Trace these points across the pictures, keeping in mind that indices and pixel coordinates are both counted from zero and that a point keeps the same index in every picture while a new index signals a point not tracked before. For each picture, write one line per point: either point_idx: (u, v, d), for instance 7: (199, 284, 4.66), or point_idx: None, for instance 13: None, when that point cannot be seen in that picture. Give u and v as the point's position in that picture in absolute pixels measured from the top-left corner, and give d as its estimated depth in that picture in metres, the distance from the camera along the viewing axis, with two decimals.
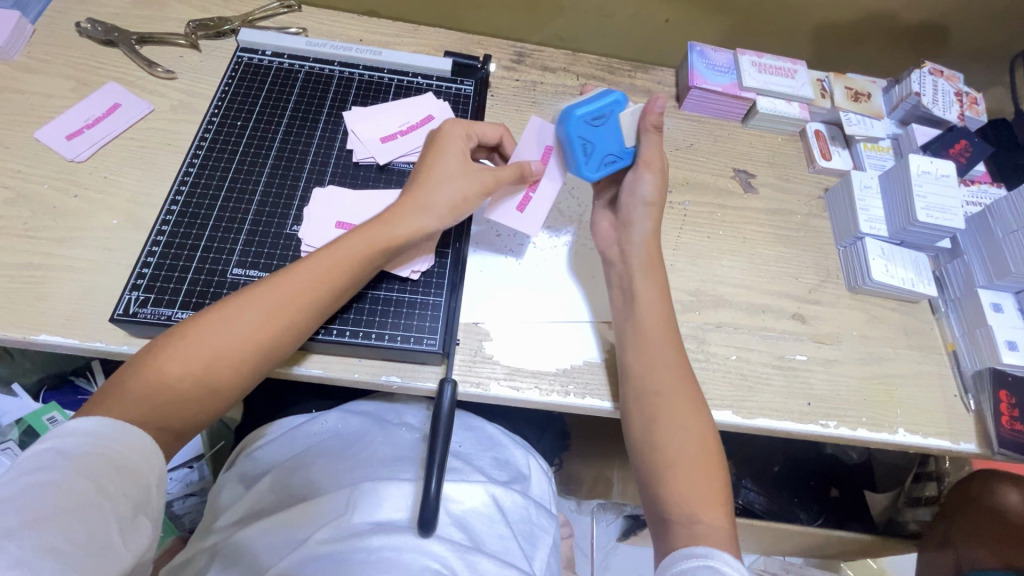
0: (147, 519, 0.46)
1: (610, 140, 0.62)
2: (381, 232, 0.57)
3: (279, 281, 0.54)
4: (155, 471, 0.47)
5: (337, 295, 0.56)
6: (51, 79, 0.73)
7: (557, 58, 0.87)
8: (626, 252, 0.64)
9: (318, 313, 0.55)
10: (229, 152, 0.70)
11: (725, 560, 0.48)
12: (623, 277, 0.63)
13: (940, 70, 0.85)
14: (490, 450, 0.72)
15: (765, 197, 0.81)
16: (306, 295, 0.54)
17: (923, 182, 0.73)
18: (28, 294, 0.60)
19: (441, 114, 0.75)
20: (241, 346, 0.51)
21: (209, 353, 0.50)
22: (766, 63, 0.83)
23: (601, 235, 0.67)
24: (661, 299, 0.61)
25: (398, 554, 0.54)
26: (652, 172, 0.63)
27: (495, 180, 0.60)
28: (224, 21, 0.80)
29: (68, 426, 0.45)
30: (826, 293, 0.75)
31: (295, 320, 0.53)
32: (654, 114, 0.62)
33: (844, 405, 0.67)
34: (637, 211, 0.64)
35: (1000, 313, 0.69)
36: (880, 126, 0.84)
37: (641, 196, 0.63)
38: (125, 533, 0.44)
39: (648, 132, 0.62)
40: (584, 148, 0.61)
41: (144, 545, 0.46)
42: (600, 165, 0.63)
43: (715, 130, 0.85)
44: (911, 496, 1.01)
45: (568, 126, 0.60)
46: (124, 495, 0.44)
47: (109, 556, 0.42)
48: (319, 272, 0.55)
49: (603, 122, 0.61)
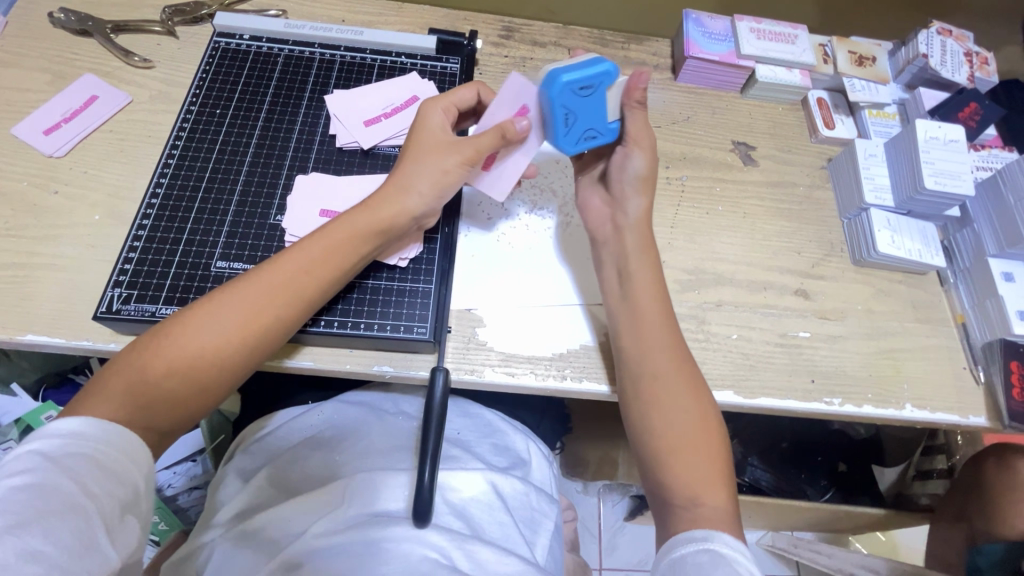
0: (135, 518, 0.46)
1: (596, 113, 0.58)
2: (369, 221, 0.56)
3: (265, 276, 0.52)
4: (144, 472, 0.47)
5: (324, 288, 0.54)
6: (27, 73, 0.71)
7: (547, 32, 0.84)
8: (621, 230, 0.61)
9: (305, 307, 0.53)
10: (209, 143, 0.68)
11: (723, 541, 0.47)
12: (617, 257, 0.61)
13: (949, 29, 0.81)
14: (489, 437, 0.71)
15: (765, 169, 0.78)
16: (291, 289, 0.52)
17: (930, 148, 0.70)
18: (12, 294, 0.59)
19: (425, 94, 0.72)
20: (227, 341, 0.50)
21: (192, 351, 0.49)
22: (765, 29, 0.80)
23: (592, 213, 0.65)
24: (654, 278, 0.59)
25: (395, 545, 0.53)
26: (642, 148, 0.61)
27: (476, 150, 0.57)
28: (200, 5, 0.77)
29: (52, 426, 0.45)
30: (831, 267, 0.72)
31: (281, 315, 0.52)
32: (638, 89, 0.58)
33: (850, 381, 0.66)
34: (628, 188, 0.62)
35: (1012, 283, 0.67)
36: (885, 91, 0.81)
37: (632, 172, 0.61)
38: (113, 534, 0.43)
39: (634, 108, 0.59)
40: (566, 120, 0.57)
41: (132, 545, 0.45)
42: (580, 139, 0.59)
43: (713, 101, 0.82)
44: (920, 470, 0.99)
45: (553, 96, 0.54)
46: (109, 496, 0.43)
47: (95, 558, 0.41)
48: (306, 265, 0.53)
49: (589, 92, 0.56)
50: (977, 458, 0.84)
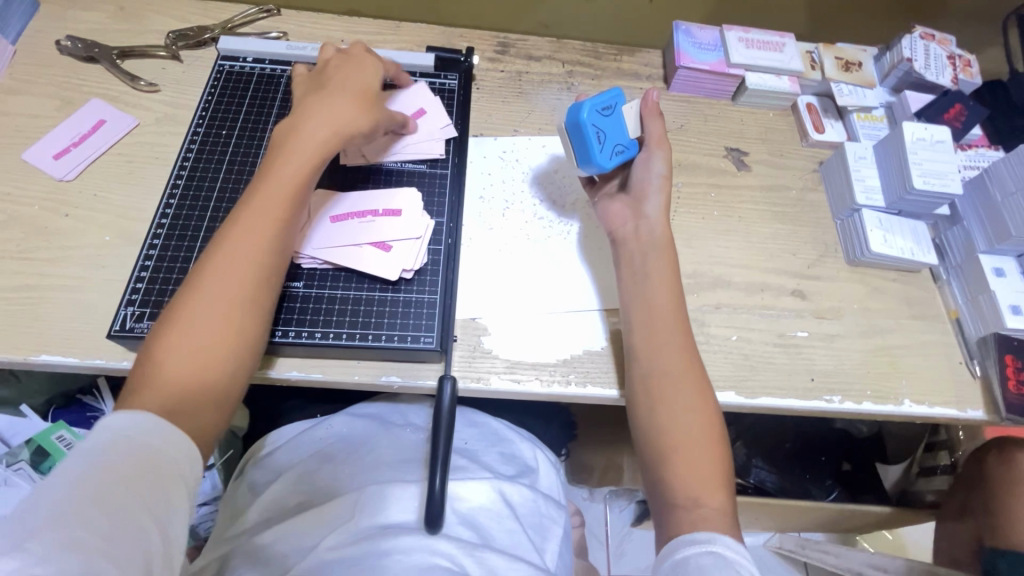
0: (182, 501, 0.45)
1: (619, 130, 0.63)
2: (305, 160, 0.58)
3: (223, 239, 0.54)
4: (186, 458, 0.46)
5: (286, 229, 0.55)
6: (35, 99, 0.73)
7: (542, 47, 0.86)
8: (640, 230, 0.63)
9: (278, 251, 0.55)
10: (216, 162, 0.69)
11: (727, 544, 0.48)
12: (632, 257, 0.63)
13: (931, 34, 0.83)
14: (495, 445, 0.72)
15: (759, 174, 0.80)
16: (262, 238, 0.54)
17: (918, 149, 0.72)
18: (26, 315, 0.60)
19: (429, 104, 0.75)
20: (226, 306, 0.51)
21: (211, 317, 0.51)
22: (753, 38, 0.82)
23: (613, 217, 0.66)
24: (671, 274, 0.61)
25: (407, 555, 0.54)
26: (661, 151, 0.64)
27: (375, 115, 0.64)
28: (204, 29, 0.80)
29: (105, 425, 0.44)
30: (825, 267, 0.74)
31: (259, 265, 0.53)
32: (652, 101, 0.64)
33: (848, 378, 0.67)
34: (652, 186, 0.64)
35: (1003, 278, 0.68)
36: (872, 95, 0.83)
37: (655, 173, 0.64)
38: (156, 518, 0.42)
39: (652, 117, 0.64)
40: (598, 137, 0.62)
41: (179, 532, 0.44)
42: (612, 155, 0.63)
43: (705, 109, 0.84)
44: (923, 467, 1.02)
45: (584, 116, 0.60)
46: (145, 483, 0.42)
47: (139, 543, 0.40)
48: (272, 206, 0.55)
49: (609, 112, 0.62)
50: (978, 453, 0.85)
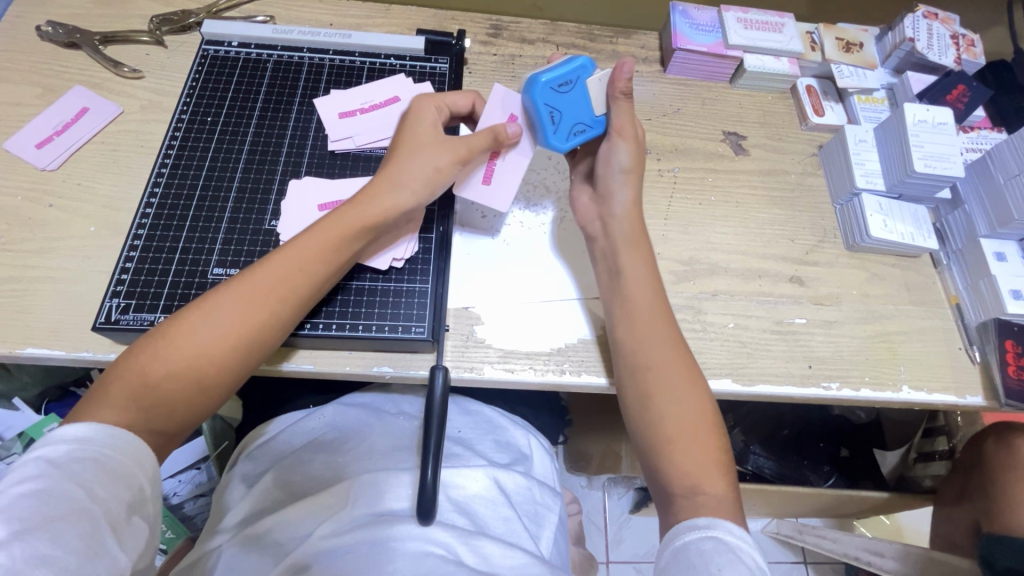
0: (143, 520, 0.45)
1: (580, 108, 0.60)
2: (358, 212, 0.56)
3: (258, 269, 0.53)
4: (149, 475, 0.46)
5: (317, 280, 0.54)
6: (17, 87, 0.72)
7: (535, 29, 0.84)
8: (609, 225, 0.62)
9: (299, 303, 0.53)
10: (201, 150, 0.68)
11: (728, 529, 0.47)
12: (607, 253, 0.62)
13: (935, 13, 0.81)
14: (491, 434, 0.71)
15: (757, 158, 0.78)
16: (286, 283, 0.52)
17: (920, 131, 0.70)
18: (12, 306, 0.59)
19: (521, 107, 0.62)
20: (229, 339, 0.50)
21: (211, 347, 0.49)
22: (751, 19, 0.80)
23: (581, 211, 0.65)
24: (647, 268, 0.60)
25: (401, 544, 0.53)
26: (626, 140, 0.61)
27: (468, 149, 0.59)
28: (188, 14, 0.78)
29: (60, 433, 0.44)
30: (824, 253, 0.73)
31: (275, 309, 0.52)
32: (621, 80, 0.59)
33: (846, 365, 0.66)
34: (614, 180, 0.62)
35: (1004, 262, 0.67)
36: (873, 77, 0.81)
37: (617, 164, 0.61)
38: (120, 535, 0.43)
39: (618, 100, 0.60)
40: (552, 117, 0.59)
41: (139, 546, 0.45)
42: (570, 134, 0.60)
43: (702, 92, 0.82)
44: (922, 452, 1.01)
45: (533, 94, 0.58)
46: (115, 499, 0.43)
47: (105, 561, 0.41)
48: (310, 247, 0.54)
49: (568, 88, 0.59)
50: (976, 437, 0.85)
